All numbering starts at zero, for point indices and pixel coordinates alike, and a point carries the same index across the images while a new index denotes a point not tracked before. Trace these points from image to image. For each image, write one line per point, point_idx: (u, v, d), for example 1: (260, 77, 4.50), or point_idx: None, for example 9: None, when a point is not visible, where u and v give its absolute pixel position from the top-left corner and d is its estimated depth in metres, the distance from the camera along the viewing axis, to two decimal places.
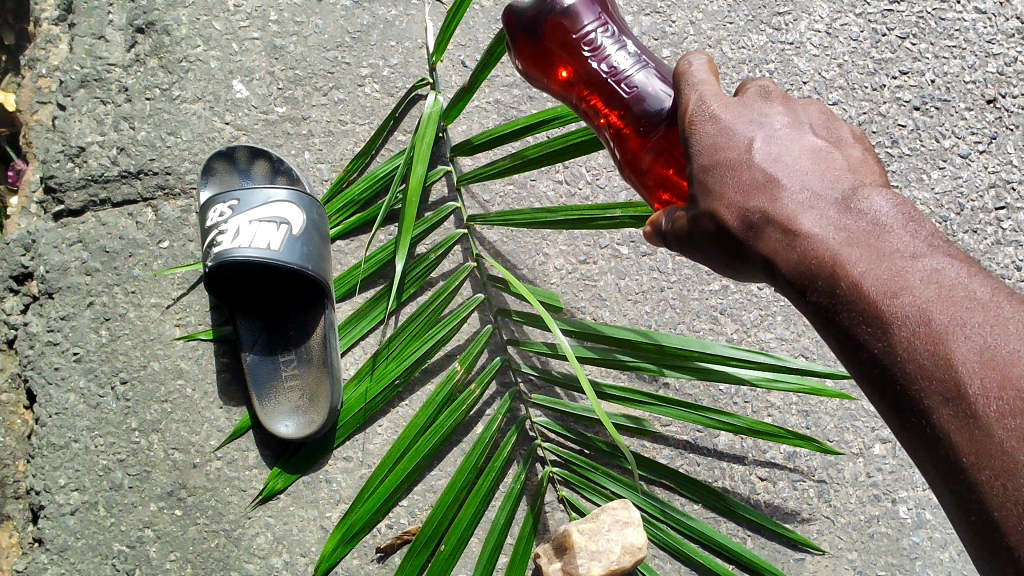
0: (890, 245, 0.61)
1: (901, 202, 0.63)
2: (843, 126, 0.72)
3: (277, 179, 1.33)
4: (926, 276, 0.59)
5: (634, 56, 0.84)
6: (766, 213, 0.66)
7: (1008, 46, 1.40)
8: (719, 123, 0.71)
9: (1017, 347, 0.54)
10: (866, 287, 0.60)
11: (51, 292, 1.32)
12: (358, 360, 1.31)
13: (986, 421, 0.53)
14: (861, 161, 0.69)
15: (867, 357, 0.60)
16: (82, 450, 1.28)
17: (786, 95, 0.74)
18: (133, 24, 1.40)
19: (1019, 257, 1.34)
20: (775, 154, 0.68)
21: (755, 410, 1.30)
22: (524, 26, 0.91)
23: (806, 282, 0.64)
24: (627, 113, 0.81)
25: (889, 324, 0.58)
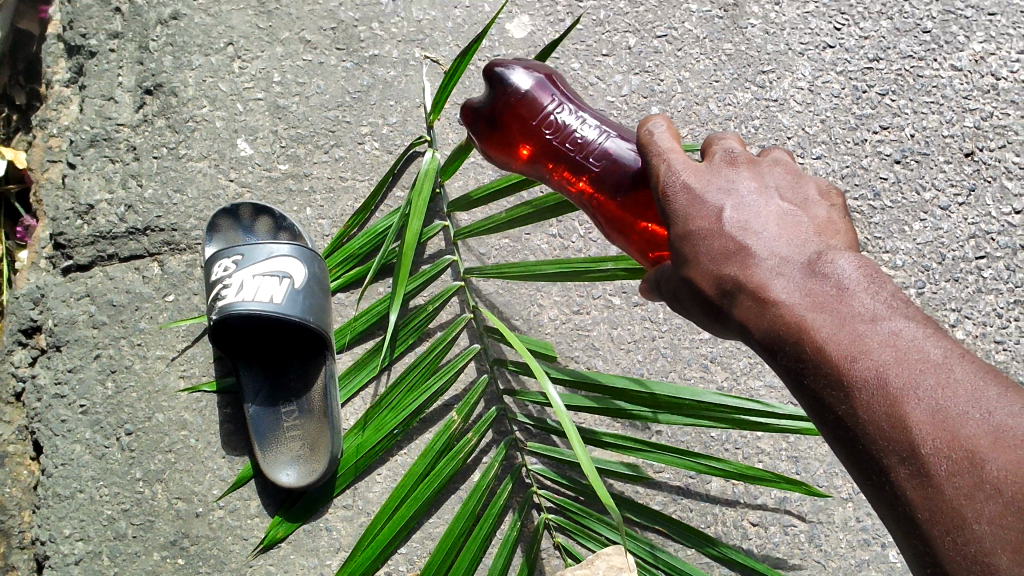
0: (851, 309, 0.67)
1: (861, 264, 0.70)
2: (808, 184, 0.79)
3: (280, 235, 1.37)
4: (883, 339, 0.65)
5: (596, 128, 0.98)
6: (739, 280, 0.73)
7: (984, 102, 1.46)
8: (691, 193, 0.78)
9: (965, 407, 0.61)
10: (829, 352, 0.66)
11: (59, 345, 1.36)
12: (358, 410, 1.34)
13: (938, 480, 0.60)
14: (825, 221, 0.76)
15: (834, 417, 0.67)
16: (87, 500, 1.31)
17: (752, 158, 0.81)
18: (141, 86, 1.45)
19: (1000, 305, 1.38)
20: (745, 222, 0.75)
21: (746, 456, 1.33)
22: (485, 118, 1.05)
23: (776, 345, 0.71)
24: (597, 180, 0.95)
25: (851, 387, 0.65)
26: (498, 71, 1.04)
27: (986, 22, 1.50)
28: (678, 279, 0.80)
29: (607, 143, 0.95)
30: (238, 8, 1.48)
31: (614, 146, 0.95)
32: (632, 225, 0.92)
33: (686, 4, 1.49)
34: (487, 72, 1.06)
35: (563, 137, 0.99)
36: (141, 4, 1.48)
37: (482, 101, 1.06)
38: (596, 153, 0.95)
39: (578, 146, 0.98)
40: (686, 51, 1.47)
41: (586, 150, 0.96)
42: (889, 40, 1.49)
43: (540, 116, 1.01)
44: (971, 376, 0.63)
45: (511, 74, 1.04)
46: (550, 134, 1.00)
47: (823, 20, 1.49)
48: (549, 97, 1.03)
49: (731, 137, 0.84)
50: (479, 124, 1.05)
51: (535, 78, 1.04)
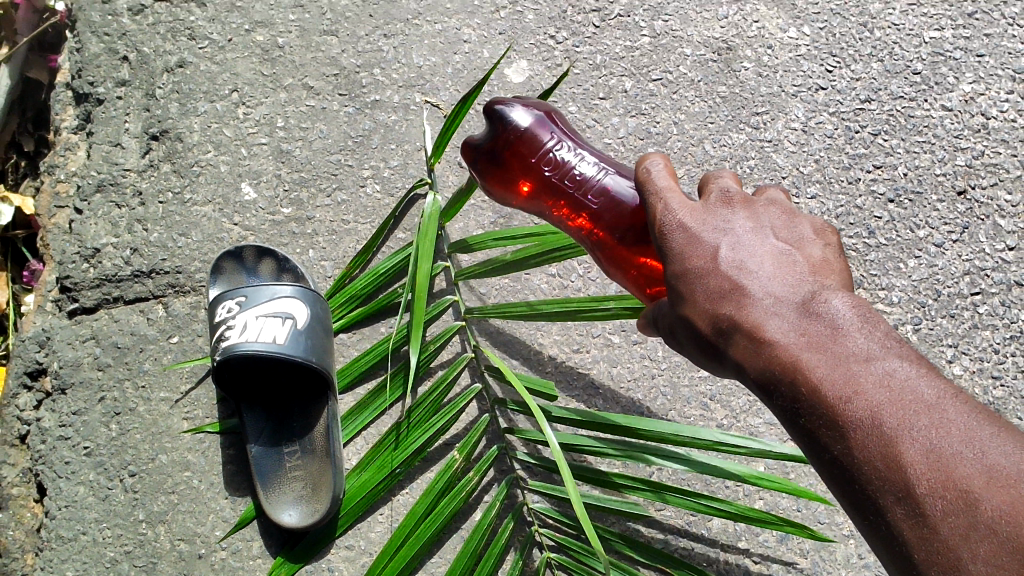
0: (845, 348, 0.69)
1: (854, 304, 0.71)
2: (802, 224, 0.81)
3: (283, 277, 1.40)
4: (878, 379, 0.67)
5: (595, 164, 1.00)
6: (734, 320, 0.74)
7: (975, 141, 1.49)
8: (688, 233, 0.79)
9: (958, 447, 0.63)
10: (824, 392, 0.68)
11: (64, 387, 1.37)
12: (360, 450, 1.35)
13: (933, 519, 0.62)
14: (820, 261, 0.78)
15: (830, 456, 0.68)
16: (90, 542, 1.31)
17: (746, 198, 0.83)
18: (148, 132, 1.48)
19: (996, 341, 1.39)
20: (740, 262, 0.76)
21: (747, 494, 1.33)
22: (486, 155, 1.06)
23: (771, 384, 0.72)
24: (596, 218, 0.97)
25: (846, 427, 0.66)
26: (498, 108, 1.06)
27: (974, 63, 1.53)
28: (674, 318, 0.81)
29: (605, 181, 0.97)
30: (242, 56, 1.52)
31: (613, 184, 0.97)
32: (632, 260, 0.94)
33: (681, 48, 1.52)
34: (487, 110, 1.07)
35: (562, 174, 1.01)
36: (148, 52, 1.52)
37: (482, 138, 1.07)
38: (595, 190, 0.97)
39: (577, 183, 1.00)
40: (681, 94, 1.50)
41: (585, 187, 0.99)
42: (880, 81, 1.52)
43: (540, 153, 1.03)
44: (965, 417, 0.64)
45: (511, 112, 1.06)
46: (550, 171, 1.02)
47: (815, 62, 1.53)
48: (548, 133, 1.05)
49: (727, 176, 0.85)
50: (480, 162, 1.07)
51: (534, 114, 1.06)
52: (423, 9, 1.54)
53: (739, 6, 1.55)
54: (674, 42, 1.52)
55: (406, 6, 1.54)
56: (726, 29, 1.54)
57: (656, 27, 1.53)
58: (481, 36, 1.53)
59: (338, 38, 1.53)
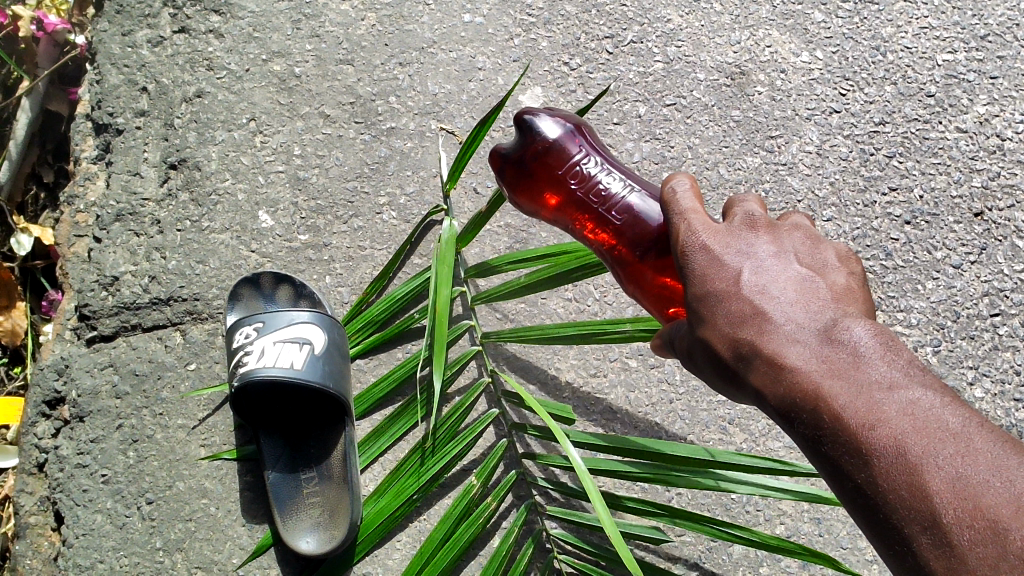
0: (868, 376, 0.68)
1: (878, 332, 0.71)
2: (827, 251, 0.81)
3: (300, 302, 1.41)
4: (901, 408, 0.66)
5: (620, 181, 1.00)
6: (754, 346, 0.74)
7: (990, 162, 1.49)
8: (710, 255, 0.79)
9: (985, 477, 0.62)
10: (847, 419, 0.67)
11: (82, 415, 1.37)
12: (377, 476, 1.35)
13: (960, 549, 0.60)
14: (843, 289, 0.77)
15: (853, 485, 0.67)
16: (107, 570, 1.31)
17: (770, 221, 0.82)
18: (166, 161, 1.50)
19: (1018, 362, 1.38)
20: (762, 286, 0.76)
21: (768, 518, 1.32)
22: (513, 164, 1.09)
23: (792, 412, 0.71)
24: (617, 234, 0.97)
25: (870, 455, 0.66)
26: (528, 119, 1.09)
27: (988, 85, 1.53)
28: (694, 342, 0.81)
29: (630, 198, 0.98)
30: (260, 86, 1.54)
31: (637, 202, 0.97)
32: (650, 278, 0.93)
33: (694, 74, 1.53)
34: (517, 121, 1.10)
35: (587, 188, 1.02)
36: (167, 83, 1.54)
37: (511, 148, 1.09)
38: (618, 207, 0.98)
39: (602, 198, 1.00)
40: (695, 119, 1.51)
41: (609, 202, 0.99)
42: (893, 104, 1.52)
43: (567, 166, 1.05)
44: (992, 448, 0.63)
45: (540, 122, 1.08)
46: (576, 184, 1.03)
47: (828, 86, 1.53)
48: (577, 147, 1.07)
49: (750, 200, 0.85)
50: (507, 170, 1.09)
51: (563, 127, 1.08)
52: (437, 37, 1.56)
53: (751, 31, 1.56)
54: (687, 67, 1.53)
55: (421, 35, 1.56)
56: (739, 54, 1.55)
57: (669, 53, 1.54)
58: (495, 64, 1.55)
59: (355, 66, 1.54)
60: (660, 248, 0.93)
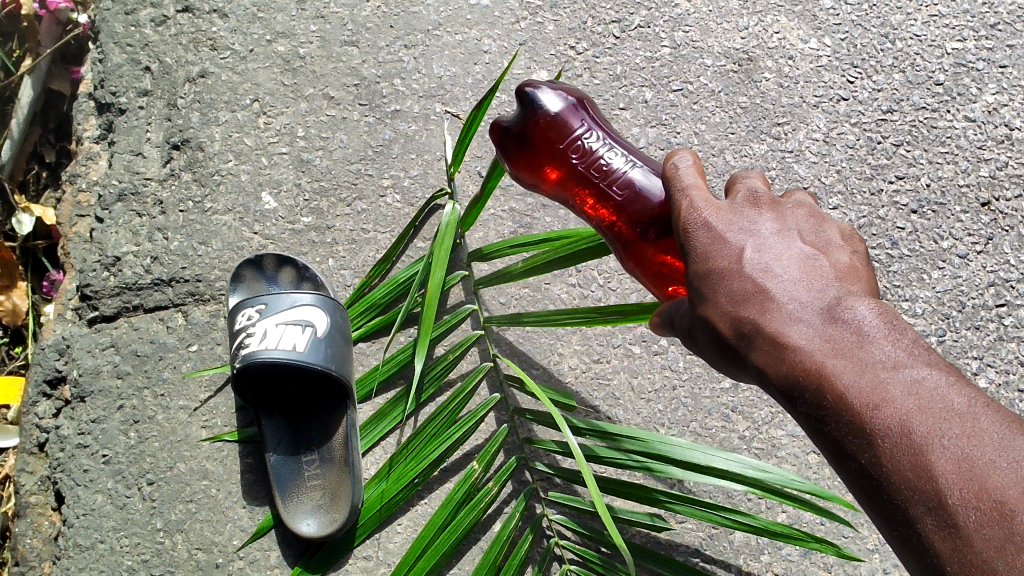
0: (873, 355, 0.68)
1: (882, 311, 0.70)
2: (830, 229, 0.80)
3: (303, 285, 1.40)
4: (906, 387, 0.66)
5: (622, 156, 1.00)
6: (757, 325, 0.74)
7: (998, 152, 1.48)
8: (714, 232, 0.78)
9: (992, 458, 0.61)
10: (851, 399, 0.67)
11: (83, 395, 1.37)
12: (378, 460, 1.34)
13: (966, 530, 0.60)
14: (847, 268, 0.77)
15: (856, 466, 0.67)
16: (108, 550, 1.31)
17: (774, 199, 0.81)
18: (169, 141, 1.49)
19: (1022, 353, 1.38)
20: (766, 265, 0.75)
21: (769, 506, 1.32)
22: (514, 137, 1.07)
23: (795, 392, 0.71)
24: (617, 209, 0.96)
25: (874, 436, 0.65)
26: (530, 92, 1.07)
27: (997, 74, 1.52)
28: (695, 321, 0.80)
29: (631, 173, 0.97)
30: (264, 66, 1.53)
31: (638, 177, 0.96)
32: (651, 255, 0.93)
33: (701, 59, 1.52)
34: (518, 93, 1.08)
35: (588, 163, 1.01)
36: (170, 63, 1.53)
37: (512, 121, 1.08)
38: (619, 182, 0.97)
39: (603, 172, 0.99)
40: (701, 105, 1.50)
41: (610, 177, 0.98)
42: (901, 92, 1.51)
43: (568, 140, 1.04)
44: (998, 427, 0.63)
45: (542, 96, 1.07)
46: (577, 159, 1.02)
47: (836, 73, 1.52)
48: (579, 121, 1.06)
49: (754, 176, 0.84)
50: (508, 144, 1.08)
51: (566, 101, 1.07)
52: (443, 19, 1.55)
53: (760, 17, 1.55)
54: (695, 53, 1.52)
55: (427, 17, 1.55)
56: (747, 40, 1.54)
57: (676, 38, 1.53)
58: (501, 47, 1.54)
59: (359, 48, 1.53)
60: (660, 225, 0.92)
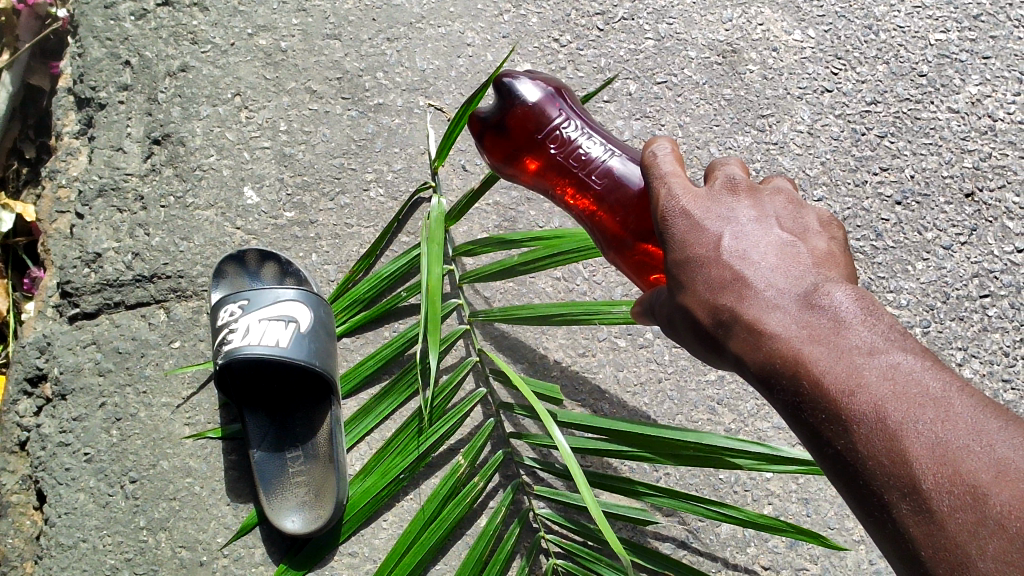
0: (849, 341, 0.68)
1: (858, 297, 0.70)
2: (808, 215, 0.80)
3: (286, 280, 1.39)
4: (882, 372, 0.65)
5: (601, 145, 0.99)
6: (734, 312, 0.73)
7: (982, 143, 1.48)
8: (691, 220, 0.78)
9: (966, 442, 0.61)
10: (827, 385, 0.67)
11: (65, 393, 1.36)
12: (363, 456, 1.34)
13: (940, 515, 0.60)
14: (824, 254, 0.76)
15: (833, 452, 0.67)
16: (91, 549, 1.29)
17: (752, 185, 0.81)
18: (149, 136, 1.47)
19: (1006, 343, 1.38)
20: (742, 251, 0.75)
21: (755, 499, 1.32)
22: (493, 128, 1.07)
23: (772, 379, 0.71)
24: (597, 199, 0.96)
25: (849, 422, 0.65)
26: (507, 82, 1.06)
27: (981, 65, 1.52)
28: (675, 309, 0.80)
29: (611, 161, 0.97)
30: (245, 60, 1.51)
31: (618, 166, 0.96)
32: (631, 245, 0.93)
33: (685, 51, 1.52)
34: (497, 83, 1.08)
35: (567, 153, 1.01)
36: (150, 57, 1.51)
37: (490, 112, 1.07)
38: (599, 171, 0.97)
39: (582, 162, 0.99)
40: (685, 97, 1.49)
41: (589, 167, 0.98)
42: (885, 84, 1.51)
43: (547, 130, 1.03)
44: (973, 411, 0.62)
45: (519, 85, 1.06)
46: (556, 149, 1.02)
47: (820, 65, 1.52)
48: (557, 110, 1.05)
49: (733, 162, 0.84)
50: (487, 135, 1.07)
51: (544, 90, 1.06)
52: (426, 12, 1.54)
53: (743, 9, 1.54)
54: (679, 45, 1.52)
55: (409, 10, 1.54)
56: (731, 32, 1.53)
57: (660, 30, 1.52)
58: (484, 40, 1.53)
59: (342, 41, 1.52)
60: (640, 214, 0.92)
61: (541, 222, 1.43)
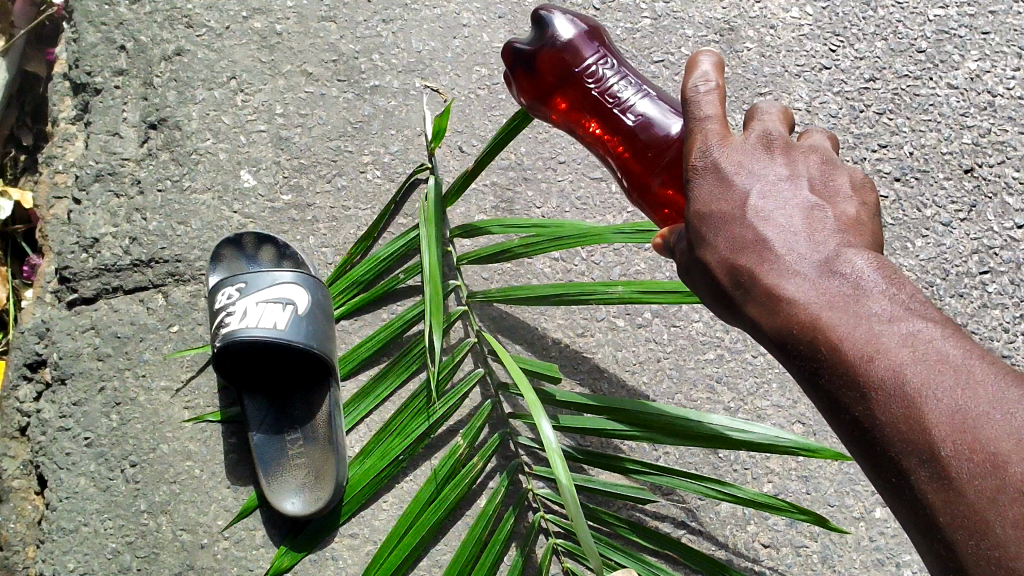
0: (867, 309, 0.67)
1: (878, 265, 0.70)
2: (841, 175, 0.77)
3: (283, 263, 1.38)
4: (902, 339, 0.65)
5: (634, 87, 0.99)
6: (755, 274, 0.72)
7: (981, 118, 1.47)
8: (719, 175, 0.76)
9: (986, 409, 0.61)
10: (847, 351, 0.66)
11: (64, 378, 1.36)
12: (363, 437, 1.34)
13: (959, 482, 0.61)
14: (852, 219, 0.74)
15: (851, 416, 0.67)
16: (91, 533, 1.29)
17: (785, 141, 0.78)
18: (146, 121, 1.47)
19: (1006, 319, 1.38)
20: (767, 212, 0.74)
21: (755, 477, 1.32)
22: (525, 62, 1.06)
23: (792, 342, 0.70)
24: (626, 136, 0.96)
25: (870, 388, 0.65)
26: (544, 16, 1.05)
27: (980, 40, 1.51)
28: (692, 268, 0.79)
29: (642, 102, 0.96)
30: (240, 43, 1.51)
31: (648, 107, 0.96)
32: (657, 187, 0.91)
33: (682, 30, 1.51)
34: (533, 16, 1.06)
35: (598, 93, 1.01)
36: (146, 41, 1.51)
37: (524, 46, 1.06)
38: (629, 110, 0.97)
39: (612, 102, 0.99)
40: (683, 76, 1.49)
41: (619, 107, 0.98)
42: (884, 61, 1.51)
43: (580, 70, 1.03)
44: (993, 380, 0.62)
45: (556, 22, 1.05)
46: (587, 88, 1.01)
47: (818, 42, 1.51)
48: (592, 54, 1.04)
49: (775, 111, 0.80)
50: (519, 69, 1.06)
51: (579, 31, 1.05)
52: None
53: None
54: (675, 23, 1.51)
55: None
56: (728, 10, 1.52)
57: (657, 8, 1.51)
58: (480, 20, 1.52)
59: (337, 24, 1.51)
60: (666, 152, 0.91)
61: (538, 202, 1.43)
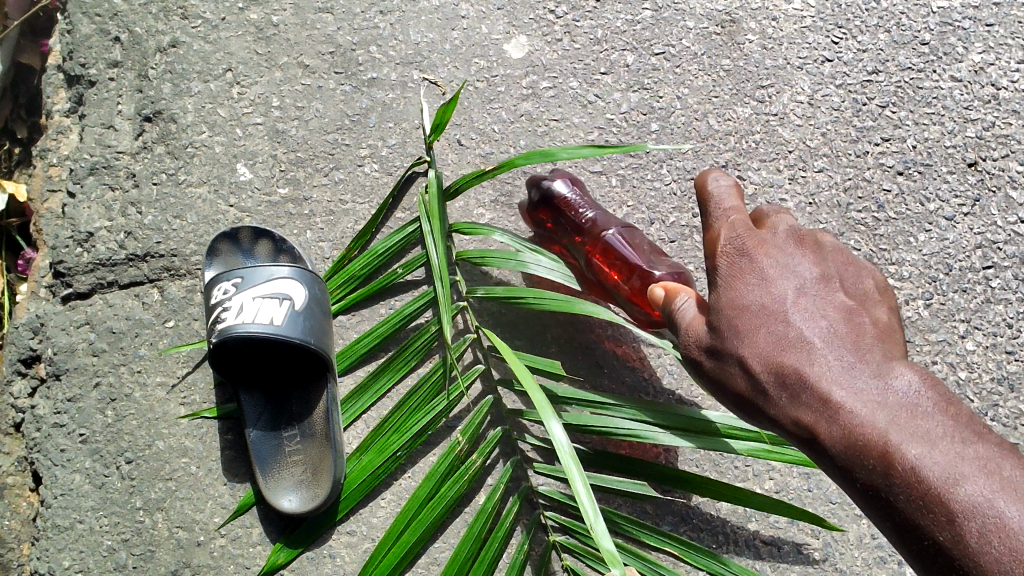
0: (929, 431, 0.79)
1: (928, 388, 0.82)
2: (862, 275, 0.97)
3: (280, 257, 1.36)
4: (977, 467, 0.75)
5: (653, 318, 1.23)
6: (814, 382, 0.86)
7: (985, 112, 1.46)
8: (765, 279, 0.93)
9: None
10: (924, 472, 0.76)
11: (59, 373, 1.34)
12: (360, 434, 1.32)
13: None
14: (881, 320, 0.93)
15: (926, 540, 0.75)
16: (86, 530, 1.28)
17: (818, 244, 0.98)
18: (141, 113, 1.45)
19: (1010, 315, 1.37)
20: (813, 320, 0.90)
21: (756, 474, 1.30)
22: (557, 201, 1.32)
23: (855, 455, 0.81)
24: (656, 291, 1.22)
25: (949, 509, 0.74)
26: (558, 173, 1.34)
27: (984, 32, 1.50)
28: (727, 363, 0.93)
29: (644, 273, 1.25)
30: (236, 35, 1.49)
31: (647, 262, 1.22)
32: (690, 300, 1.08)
33: (683, 21, 1.49)
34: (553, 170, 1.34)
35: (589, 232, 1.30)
36: (141, 33, 1.49)
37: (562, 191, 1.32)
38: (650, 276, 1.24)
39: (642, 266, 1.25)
40: (684, 68, 1.47)
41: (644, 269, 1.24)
42: (886, 53, 1.49)
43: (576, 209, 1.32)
44: None
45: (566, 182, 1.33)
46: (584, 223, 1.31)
47: (820, 34, 1.49)
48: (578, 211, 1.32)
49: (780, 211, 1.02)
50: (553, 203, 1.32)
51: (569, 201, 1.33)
52: None
53: None
54: (676, 15, 1.49)
55: None
56: (729, 2, 1.51)
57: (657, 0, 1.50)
58: (479, 12, 1.50)
59: (334, 15, 1.50)
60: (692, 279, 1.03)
61: None
